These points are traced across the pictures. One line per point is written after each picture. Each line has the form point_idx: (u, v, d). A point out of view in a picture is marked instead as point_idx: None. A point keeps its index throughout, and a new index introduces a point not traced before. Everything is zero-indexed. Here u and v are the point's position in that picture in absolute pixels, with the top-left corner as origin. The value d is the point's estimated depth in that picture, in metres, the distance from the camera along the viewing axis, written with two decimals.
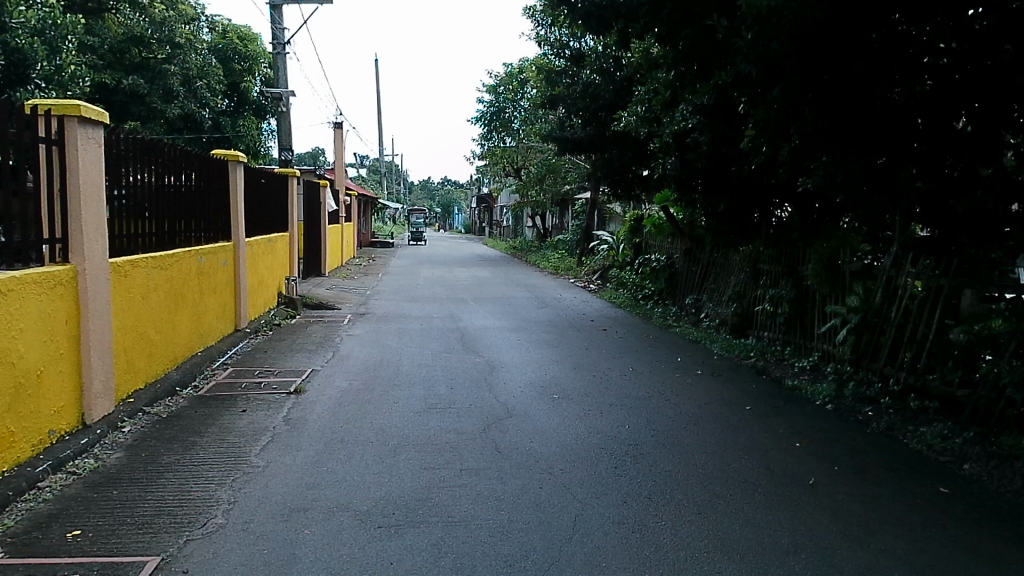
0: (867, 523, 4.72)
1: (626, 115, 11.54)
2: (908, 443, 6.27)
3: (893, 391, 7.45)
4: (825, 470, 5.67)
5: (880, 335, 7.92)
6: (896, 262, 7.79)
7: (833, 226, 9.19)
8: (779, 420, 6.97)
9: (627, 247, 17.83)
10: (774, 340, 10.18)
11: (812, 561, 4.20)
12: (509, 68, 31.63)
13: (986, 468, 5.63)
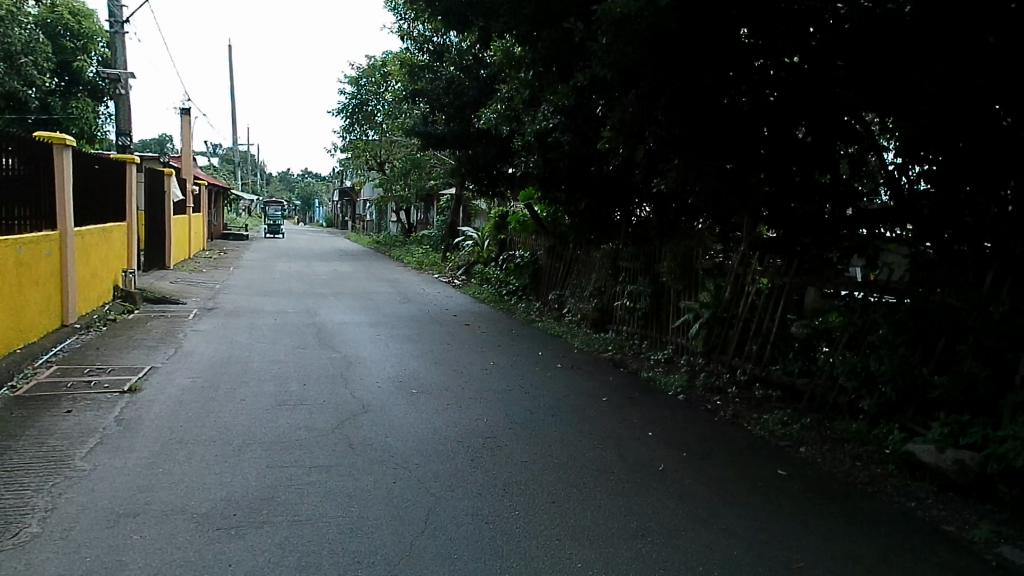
0: (710, 505, 5.02)
1: (490, 111, 11.68)
2: (751, 430, 6.75)
3: (740, 381, 8.01)
4: (677, 456, 5.98)
5: (729, 329, 8.49)
6: (744, 260, 8.38)
7: (688, 226, 9.75)
8: (634, 410, 7.28)
9: (491, 242, 18.02)
10: (632, 334, 10.64)
11: (658, 543, 4.42)
12: (372, 60, 31.04)
13: (820, 450, 6.18)
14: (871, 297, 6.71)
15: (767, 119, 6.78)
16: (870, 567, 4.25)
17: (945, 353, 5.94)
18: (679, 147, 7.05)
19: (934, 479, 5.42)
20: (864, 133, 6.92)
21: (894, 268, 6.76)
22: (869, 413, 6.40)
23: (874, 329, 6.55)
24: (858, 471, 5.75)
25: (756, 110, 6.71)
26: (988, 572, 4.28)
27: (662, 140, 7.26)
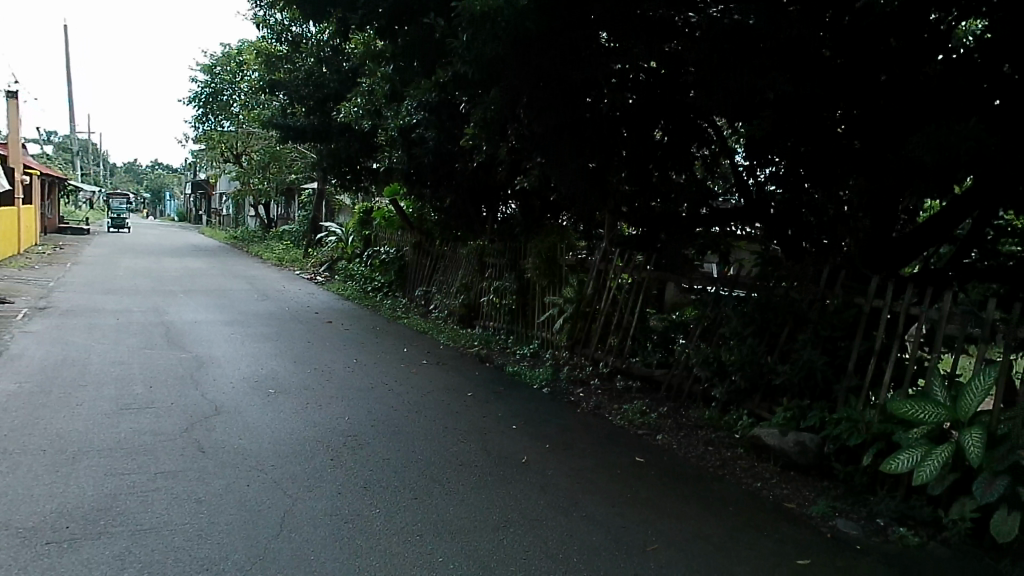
0: (571, 494, 5.10)
1: (348, 107, 11.84)
2: (611, 419, 6.94)
3: (602, 372, 8.24)
4: (539, 448, 6.05)
5: (591, 323, 8.72)
6: (606, 256, 8.63)
7: (552, 223, 9.93)
8: (498, 405, 7.31)
9: (355, 238, 17.65)
10: (498, 329, 10.72)
11: (519, 533, 4.44)
12: (226, 48, 29.66)
13: (676, 437, 6.44)
14: (723, 291, 7.02)
15: (626, 120, 6.98)
16: (720, 545, 4.45)
17: (787, 342, 6.34)
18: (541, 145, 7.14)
19: (778, 461, 5.77)
20: (716, 136, 7.29)
21: (743, 263, 7.17)
22: (720, 400, 6.75)
23: (725, 322, 6.90)
24: (710, 455, 6.03)
25: (616, 110, 6.90)
26: (825, 544, 4.61)
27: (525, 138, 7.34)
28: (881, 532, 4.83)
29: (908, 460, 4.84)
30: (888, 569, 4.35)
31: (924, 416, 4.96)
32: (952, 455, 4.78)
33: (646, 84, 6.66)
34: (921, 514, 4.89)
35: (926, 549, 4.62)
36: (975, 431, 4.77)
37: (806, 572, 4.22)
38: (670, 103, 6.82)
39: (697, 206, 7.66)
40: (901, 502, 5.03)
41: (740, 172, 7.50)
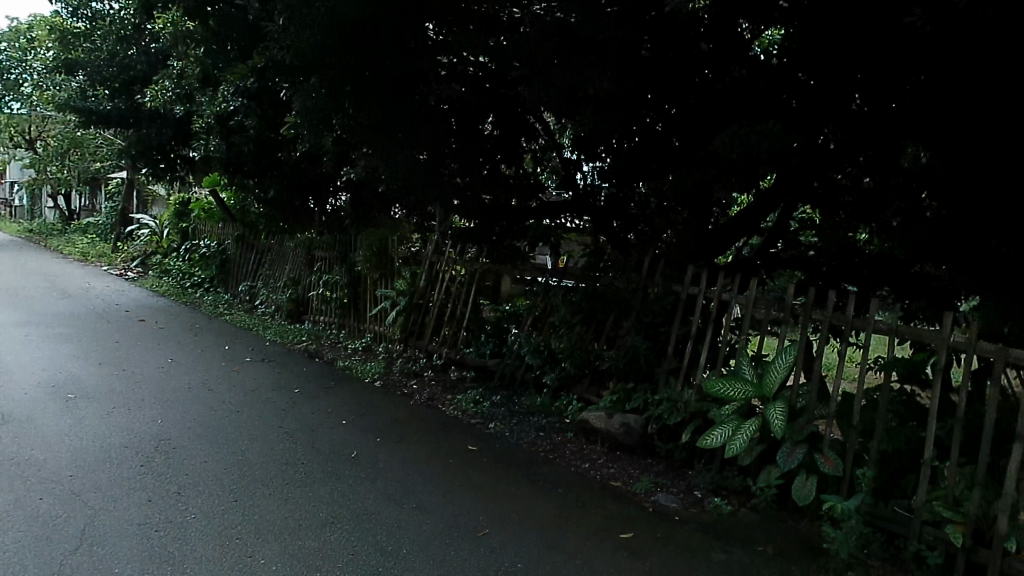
0: (402, 485, 5.03)
1: (153, 91, 11.42)
2: (445, 410, 6.92)
3: (437, 364, 8.22)
4: (370, 442, 5.90)
5: (425, 316, 8.68)
6: (438, 248, 8.60)
7: (384, 215, 9.79)
8: (327, 400, 7.07)
9: (171, 231, 16.56)
10: (330, 324, 10.43)
11: (347, 528, 4.32)
12: (15, 22, 26.80)
13: (509, 424, 6.50)
14: (552, 281, 7.20)
15: (455, 111, 6.91)
16: (548, 526, 4.55)
17: (612, 330, 6.60)
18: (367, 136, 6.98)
19: (605, 442, 6.00)
20: (544, 131, 7.45)
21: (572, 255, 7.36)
22: (551, 387, 6.90)
23: (554, 310, 7.09)
24: (541, 440, 6.17)
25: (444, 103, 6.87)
26: (648, 518, 4.86)
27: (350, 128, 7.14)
28: (699, 504, 5.21)
29: (722, 434, 5.25)
30: (705, 538, 4.71)
31: (736, 393, 5.37)
32: (758, 428, 5.25)
33: (474, 78, 6.68)
34: (734, 484, 5.35)
35: (737, 515, 5.10)
36: (777, 404, 5.25)
37: (630, 545, 4.44)
38: (499, 97, 6.89)
39: (526, 197, 7.86)
40: (716, 474, 5.46)
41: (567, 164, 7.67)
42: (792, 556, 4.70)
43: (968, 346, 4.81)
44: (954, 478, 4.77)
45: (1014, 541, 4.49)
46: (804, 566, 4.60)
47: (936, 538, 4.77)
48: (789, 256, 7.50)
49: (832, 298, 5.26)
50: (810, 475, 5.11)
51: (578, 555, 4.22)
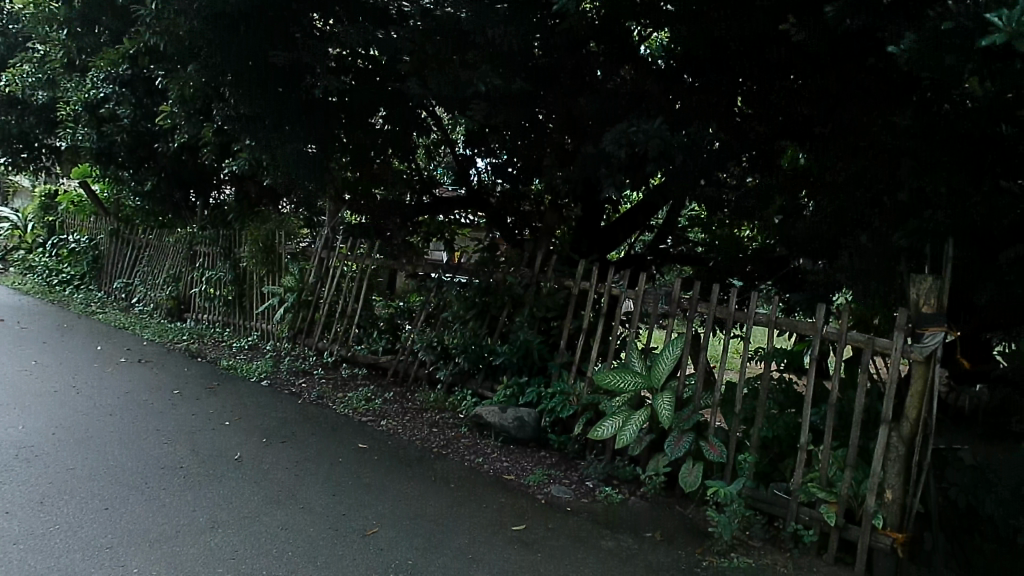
0: (289, 486, 4.89)
1: (15, 75, 10.67)
2: (334, 408, 6.68)
3: (327, 362, 8.06)
4: (255, 443, 5.71)
5: (315, 313, 8.49)
6: (328, 243, 8.42)
7: (271, 210, 9.52)
8: (210, 400, 6.80)
9: (37, 225, 15.53)
10: (214, 322, 10.07)
11: (229, 532, 4.18)
12: None
13: (400, 421, 6.40)
14: (446, 276, 7.19)
15: (346, 104, 6.71)
16: (439, 521, 4.54)
17: (506, 324, 6.62)
18: (253, 129, 6.73)
19: (499, 436, 6.02)
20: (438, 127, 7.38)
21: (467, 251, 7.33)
22: (444, 382, 6.91)
23: (448, 306, 7.06)
24: (434, 436, 6.10)
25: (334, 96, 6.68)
26: (541, 510, 4.92)
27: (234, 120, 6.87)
28: (591, 493, 5.32)
29: (613, 425, 5.39)
30: (596, 528, 4.83)
31: (626, 385, 5.51)
32: (647, 419, 5.42)
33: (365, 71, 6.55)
34: (624, 473, 5.50)
35: (627, 503, 5.24)
36: (665, 394, 5.43)
37: (521, 537, 4.50)
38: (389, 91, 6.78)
39: (421, 194, 8.00)
40: (607, 464, 5.59)
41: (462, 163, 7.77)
42: (680, 541, 4.88)
43: (839, 335, 5.11)
44: (828, 461, 5.08)
45: (880, 518, 4.83)
46: (690, 551, 4.78)
47: (811, 518, 5.06)
48: (678, 253, 8.05)
49: (716, 291, 5.45)
50: (696, 462, 5.31)
51: (470, 549, 4.25)
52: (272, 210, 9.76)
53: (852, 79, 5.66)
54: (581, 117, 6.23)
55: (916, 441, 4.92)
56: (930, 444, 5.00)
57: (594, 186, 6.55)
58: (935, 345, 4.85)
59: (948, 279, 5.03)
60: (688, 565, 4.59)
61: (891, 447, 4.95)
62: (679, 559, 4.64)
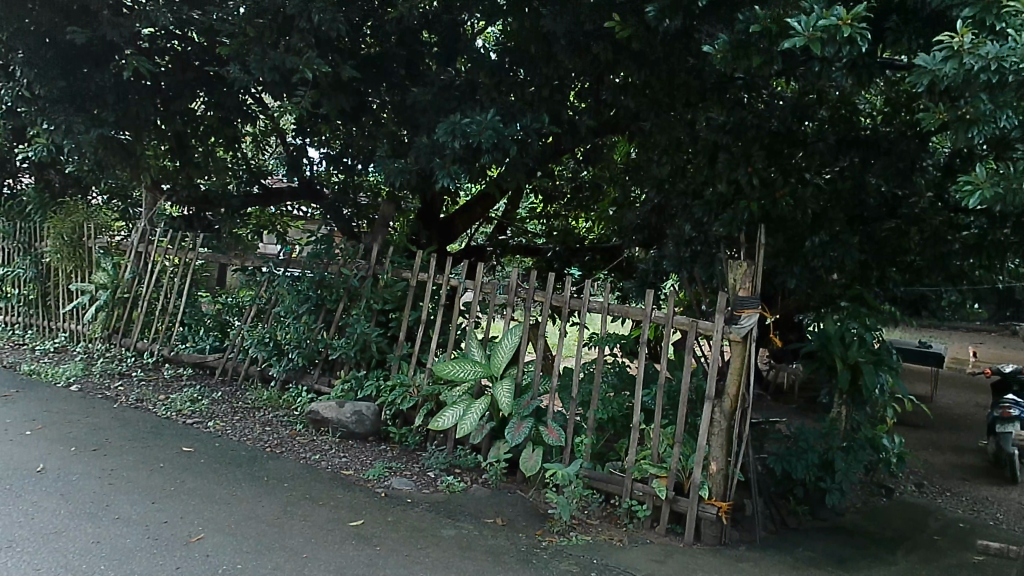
0: (102, 497, 4.55)
1: None
2: (156, 412, 6.27)
3: (147, 363, 7.54)
4: (61, 453, 5.25)
5: (131, 311, 7.92)
6: (144, 235, 7.86)
7: (79, 201, 8.79)
8: (9, 410, 6.17)
9: None
10: (14, 324, 9.19)
11: (31, 551, 3.83)
12: None
13: (230, 422, 6.11)
14: (277, 270, 6.96)
15: (160, 88, 6.59)
16: (272, 522, 4.39)
17: (342, 318, 6.49)
18: (54, 113, 6.16)
19: (336, 431, 5.90)
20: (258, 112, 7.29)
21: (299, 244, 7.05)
22: (279, 379, 6.69)
23: (280, 301, 6.82)
24: (267, 435, 5.87)
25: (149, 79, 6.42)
26: (380, 504, 4.87)
27: (31, 102, 6.25)
28: (433, 483, 5.34)
29: (452, 415, 5.45)
30: (437, 518, 4.83)
31: (465, 374, 5.58)
32: (487, 407, 5.52)
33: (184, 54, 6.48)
34: (466, 461, 5.57)
35: (469, 491, 5.31)
36: (505, 382, 5.54)
37: (359, 532, 4.43)
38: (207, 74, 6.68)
39: (247, 184, 8.38)
40: (448, 453, 5.65)
41: (292, 153, 7.98)
42: (520, 525, 4.98)
43: (666, 318, 5.36)
44: (658, 438, 5.34)
45: (706, 488, 5.13)
46: (531, 533, 4.89)
47: (644, 493, 5.29)
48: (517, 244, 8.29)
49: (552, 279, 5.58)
50: (535, 447, 5.46)
51: (305, 548, 4.13)
52: (79, 200, 9.02)
53: (673, 76, 5.96)
54: (414, 108, 6.18)
55: (736, 415, 5.25)
56: (749, 417, 5.35)
57: (429, 181, 6.36)
58: (750, 327, 5.18)
59: (761, 263, 5.38)
60: (527, 546, 4.69)
61: (715, 421, 5.27)
62: (519, 541, 4.73)
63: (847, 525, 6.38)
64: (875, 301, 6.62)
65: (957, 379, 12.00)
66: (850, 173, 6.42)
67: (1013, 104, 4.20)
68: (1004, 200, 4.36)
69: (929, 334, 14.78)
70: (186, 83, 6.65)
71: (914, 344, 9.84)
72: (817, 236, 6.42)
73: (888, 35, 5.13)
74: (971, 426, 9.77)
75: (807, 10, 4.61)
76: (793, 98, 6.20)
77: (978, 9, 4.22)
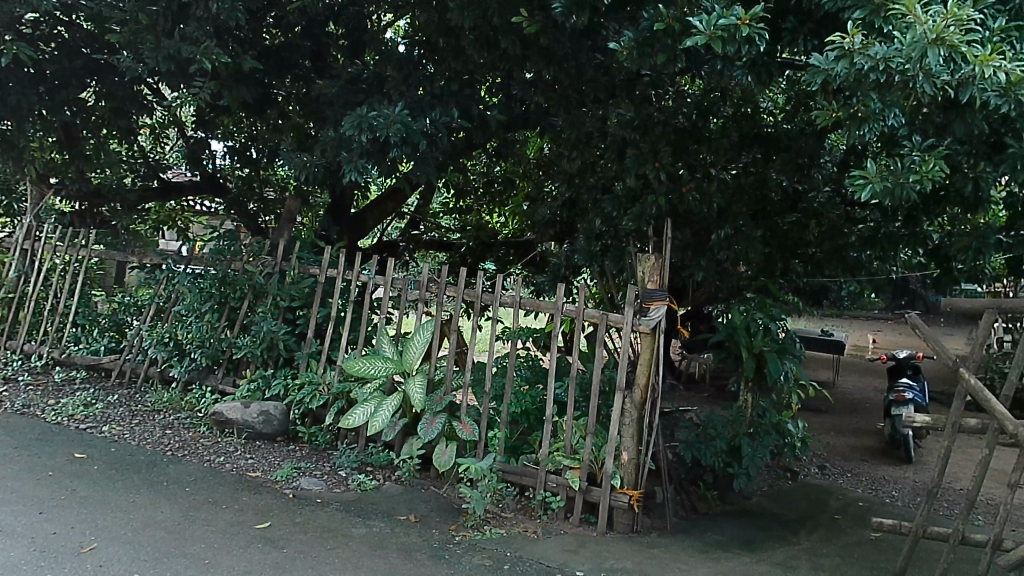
0: None
1: None
2: (45, 418, 5.97)
3: (35, 367, 7.13)
4: None
5: (18, 311, 7.49)
6: (30, 232, 7.45)
7: None
8: None
9: None
10: None
11: None
12: None
13: (127, 425, 5.88)
14: (177, 267, 6.74)
15: (44, 76, 6.42)
16: (173, 528, 4.25)
17: (247, 315, 6.32)
18: None
19: (242, 432, 5.76)
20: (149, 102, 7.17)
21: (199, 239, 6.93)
22: (180, 380, 6.45)
23: (181, 298, 6.61)
24: (168, 438, 5.68)
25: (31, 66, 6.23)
26: (288, 506, 4.77)
27: None
28: (343, 482, 5.26)
29: (362, 413, 5.39)
30: (347, 517, 4.77)
31: (377, 371, 5.52)
32: (399, 403, 5.47)
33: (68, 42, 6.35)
34: (378, 459, 5.52)
35: (381, 488, 5.26)
36: (417, 378, 5.51)
37: (266, 535, 4.34)
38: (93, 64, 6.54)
39: (145, 177, 8.02)
40: (360, 451, 5.59)
41: (190, 138, 7.56)
42: (434, 521, 4.96)
43: (577, 311, 5.41)
44: (571, 430, 5.40)
45: (617, 478, 5.22)
46: (444, 528, 4.87)
47: (558, 484, 5.34)
48: (430, 239, 8.20)
49: (463, 274, 5.52)
50: (448, 442, 5.46)
51: (208, 554, 4.02)
52: None
53: (582, 72, 6.02)
54: (321, 101, 6.07)
55: (646, 406, 5.33)
56: (659, 407, 5.43)
57: (337, 174, 6.25)
58: (658, 319, 5.25)
59: (668, 257, 5.49)
60: (440, 542, 4.67)
61: (625, 412, 5.35)
62: (432, 537, 4.71)
63: (753, 508, 6.61)
64: (778, 292, 6.85)
65: (857, 366, 12.58)
66: (753, 169, 6.68)
67: (898, 103, 4.43)
68: (892, 195, 4.58)
69: (830, 324, 15.44)
70: (71, 71, 6.48)
71: (816, 333, 10.26)
72: (722, 230, 6.64)
73: (785, 35, 5.32)
74: (868, 410, 10.27)
75: (708, 10, 4.72)
76: (698, 95, 6.36)
77: (867, 11, 4.40)
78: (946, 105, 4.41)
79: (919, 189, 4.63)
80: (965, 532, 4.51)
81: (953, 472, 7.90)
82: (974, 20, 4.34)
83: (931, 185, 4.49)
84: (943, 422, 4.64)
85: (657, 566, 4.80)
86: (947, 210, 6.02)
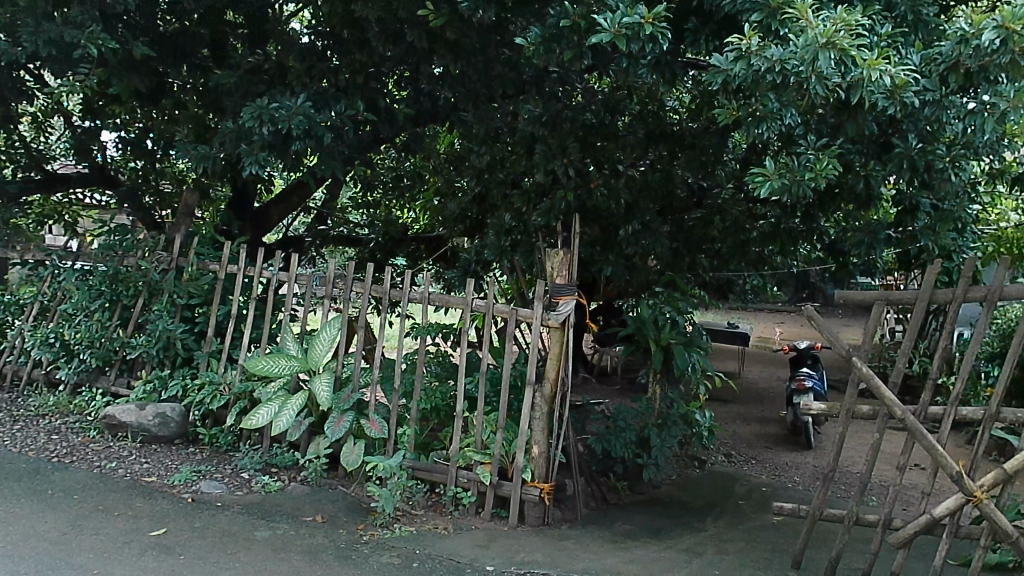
0: None
1: None
2: None
3: None
4: None
5: None
6: None
7: None
8: None
9: None
10: None
11: None
12: None
13: (9, 432, 5.56)
14: (64, 264, 6.42)
15: None
16: (58, 539, 4.04)
17: (141, 314, 6.06)
18: None
19: (137, 435, 5.54)
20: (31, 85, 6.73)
21: (87, 234, 6.62)
22: (69, 382, 6.14)
23: (68, 297, 6.30)
24: (54, 444, 5.41)
25: None
26: (186, 510, 4.61)
27: None
28: (246, 485, 5.12)
29: (265, 413, 5.25)
30: (249, 520, 4.64)
31: (281, 370, 5.40)
32: (305, 402, 5.36)
33: None
34: (283, 460, 5.39)
35: (286, 490, 5.14)
36: (323, 376, 5.40)
37: (161, 542, 4.18)
38: None
39: (26, 169, 7.48)
40: (264, 452, 5.45)
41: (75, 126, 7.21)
42: (341, 521, 4.88)
43: (487, 306, 5.38)
44: (482, 425, 5.39)
45: (528, 472, 5.24)
46: (352, 528, 4.79)
47: (468, 480, 5.32)
48: (339, 234, 8.03)
49: (371, 270, 5.40)
50: (356, 440, 5.38)
51: (97, 565, 3.84)
52: None
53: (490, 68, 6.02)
54: (219, 91, 5.86)
55: (556, 399, 5.39)
56: (569, 400, 5.49)
57: (238, 166, 6.07)
58: (567, 313, 5.29)
59: (576, 252, 5.52)
60: (347, 542, 4.59)
61: (536, 406, 5.39)
62: (339, 538, 4.62)
63: (662, 497, 6.76)
64: (685, 286, 7.02)
65: (761, 357, 13.05)
66: (659, 166, 6.77)
67: (794, 103, 4.58)
68: (789, 192, 4.76)
69: (736, 316, 15.96)
70: None
71: (723, 326, 10.57)
72: (629, 225, 6.76)
73: (688, 35, 5.43)
74: (772, 399, 10.65)
75: (612, 8, 4.78)
76: (606, 92, 6.44)
77: (764, 14, 4.52)
78: (838, 106, 4.60)
79: (814, 186, 4.82)
80: (859, 512, 4.70)
81: (849, 457, 8.28)
82: (862, 25, 4.54)
83: (825, 183, 4.67)
84: (837, 409, 4.85)
85: (567, 558, 4.84)
86: (842, 207, 6.28)
